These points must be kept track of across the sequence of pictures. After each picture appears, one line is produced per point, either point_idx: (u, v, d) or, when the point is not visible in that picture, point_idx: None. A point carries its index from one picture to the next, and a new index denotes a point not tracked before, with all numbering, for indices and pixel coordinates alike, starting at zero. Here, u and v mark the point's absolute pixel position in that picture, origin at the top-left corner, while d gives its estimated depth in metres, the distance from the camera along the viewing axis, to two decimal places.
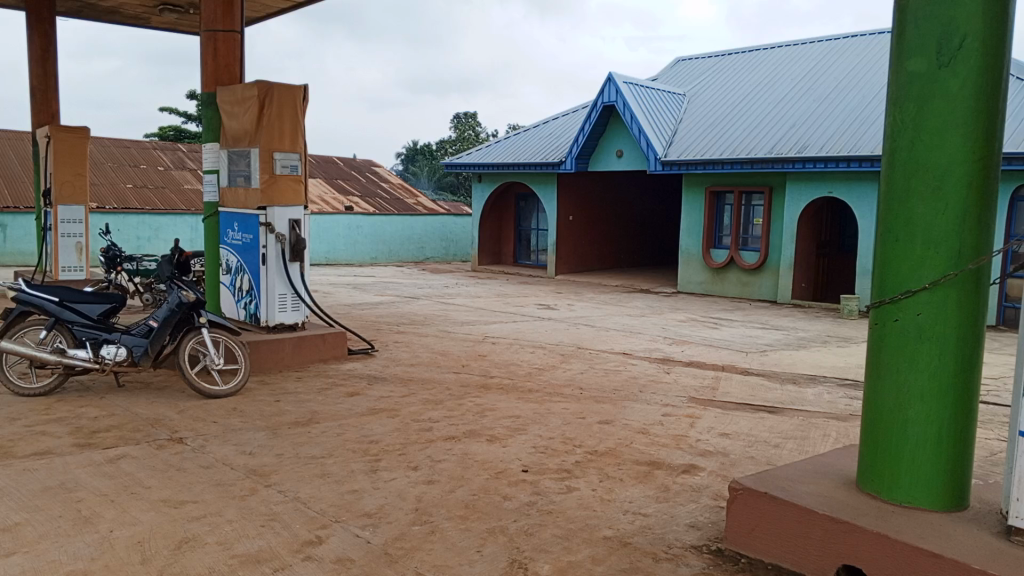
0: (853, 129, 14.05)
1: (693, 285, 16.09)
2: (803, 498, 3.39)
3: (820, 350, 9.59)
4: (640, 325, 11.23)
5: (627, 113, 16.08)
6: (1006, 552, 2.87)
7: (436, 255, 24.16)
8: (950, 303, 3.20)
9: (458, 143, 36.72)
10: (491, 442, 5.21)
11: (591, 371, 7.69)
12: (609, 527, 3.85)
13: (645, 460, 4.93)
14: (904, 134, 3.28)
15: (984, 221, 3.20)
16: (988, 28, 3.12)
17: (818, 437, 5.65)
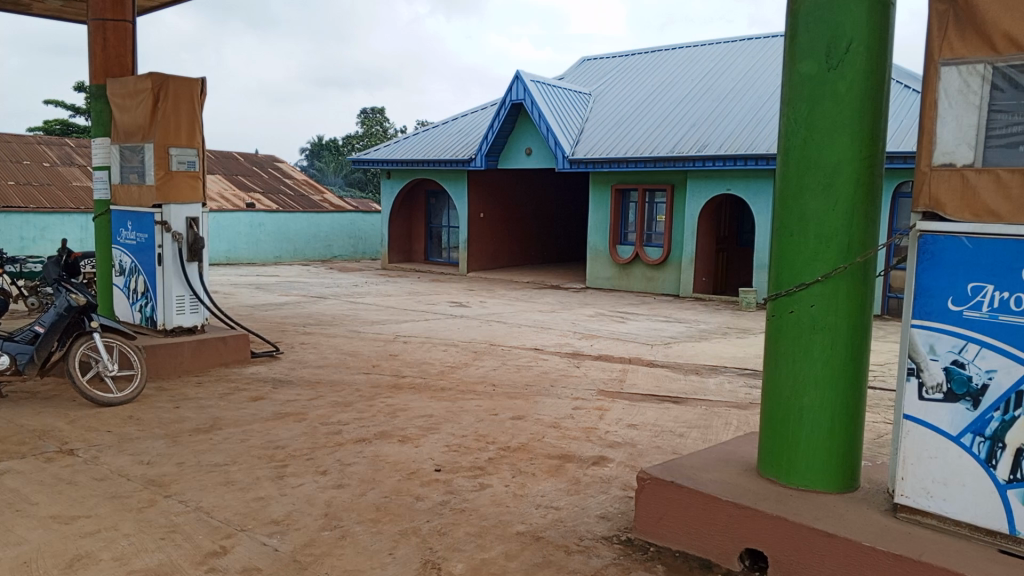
0: (749, 129, 14.62)
1: (601, 281, 16.41)
2: (707, 486, 3.51)
3: (722, 342, 9.95)
4: (550, 320, 11.35)
5: (534, 111, 16.21)
6: (892, 529, 3.05)
7: (344, 253, 23.78)
8: (841, 295, 3.36)
9: (366, 139, 36.23)
10: (402, 442, 5.16)
11: (503, 367, 7.72)
12: (523, 522, 3.88)
13: (556, 454, 4.98)
14: (798, 132, 3.43)
15: (871, 217, 3.38)
16: (873, 31, 3.29)
17: (721, 425, 5.85)
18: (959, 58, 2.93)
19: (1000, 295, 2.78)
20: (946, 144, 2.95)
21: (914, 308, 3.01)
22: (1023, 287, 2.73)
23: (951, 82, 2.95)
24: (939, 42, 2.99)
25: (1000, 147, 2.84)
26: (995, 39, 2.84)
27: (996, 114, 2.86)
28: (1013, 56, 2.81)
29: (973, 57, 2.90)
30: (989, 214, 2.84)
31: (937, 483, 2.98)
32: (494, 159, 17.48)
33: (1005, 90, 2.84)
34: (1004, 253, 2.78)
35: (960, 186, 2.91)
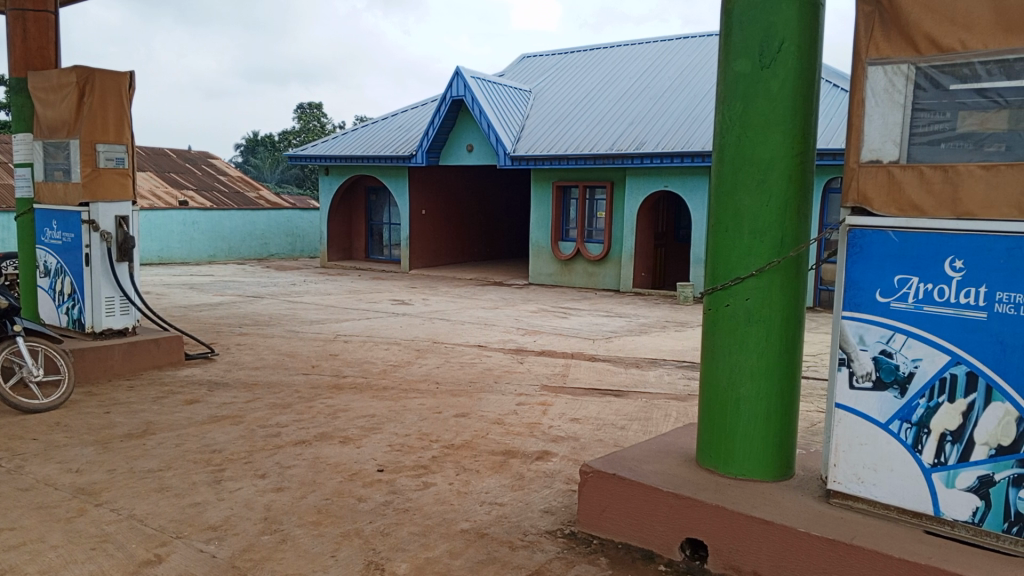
0: (686, 126, 14.89)
1: (543, 277, 16.50)
2: (649, 478, 3.55)
3: (661, 335, 10.11)
4: (493, 317, 11.35)
5: (475, 108, 16.17)
6: (826, 514, 3.15)
7: (281, 251, 23.34)
8: (775, 289, 3.45)
9: (303, 134, 35.69)
10: (344, 443, 5.09)
11: (446, 365, 7.68)
12: (467, 519, 3.86)
13: (500, 450, 4.98)
14: (732, 131, 3.51)
15: (802, 213, 3.47)
16: (803, 31, 3.38)
17: (661, 417, 5.95)
18: (885, 58, 3.03)
19: (924, 287, 2.89)
20: (873, 141, 3.05)
21: (844, 300, 3.11)
22: (945, 278, 2.85)
23: (878, 81, 3.05)
24: (865, 43, 3.09)
25: (924, 144, 2.95)
26: (917, 40, 2.95)
27: (919, 112, 2.97)
28: (935, 56, 2.92)
29: (897, 57, 3.00)
30: (913, 209, 2.94)
31: (867, 469, 3.09)
32: (435, 156, 17.38)
33: (927, 89, 2.95)
34: (929, 245, 2.89)
35: (887, 182, 3.01)
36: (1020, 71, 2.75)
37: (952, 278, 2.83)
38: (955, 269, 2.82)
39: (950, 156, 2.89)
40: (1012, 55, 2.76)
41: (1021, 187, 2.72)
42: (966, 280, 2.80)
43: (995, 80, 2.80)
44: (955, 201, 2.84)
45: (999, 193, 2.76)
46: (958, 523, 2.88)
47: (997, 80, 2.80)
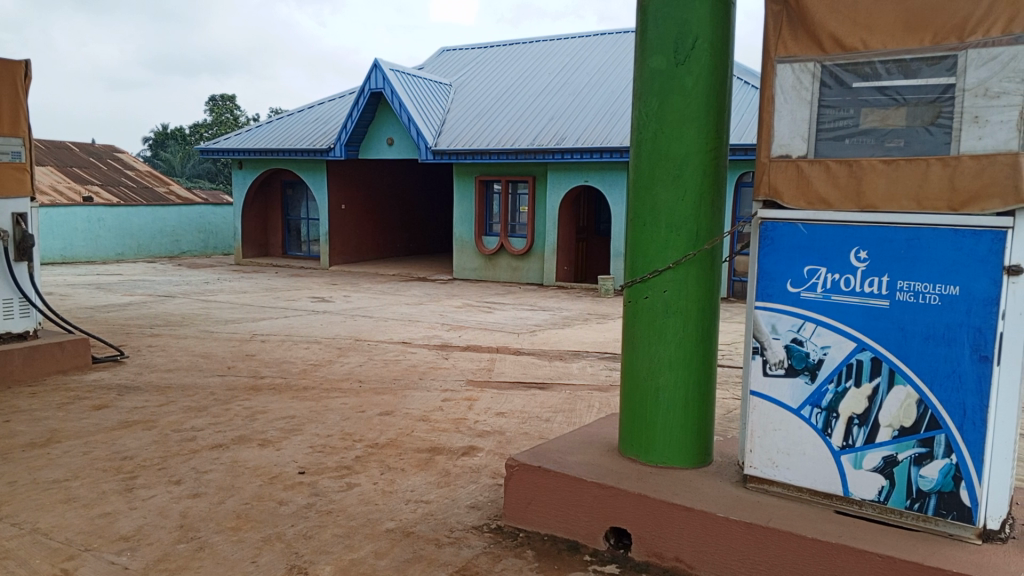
0: (605, 121, 15.10)
1: (467, 272, 16.47)
2: (573, 469, 3.59)
3: (584, 328, 10.25)
4: (416, 312, 11.26)
5: (395, 101, 15.98)
6: (743, 499, 3.24)
7: (194, 249, 22.56)
8: (691, 281, 3.53)
9: (216, 127, 34.58)
10: (263, 446, 4.95)
11: (369, 363, 7.57)
12: (392, 518, 3.82)
13: (425, 448, 4.95)
14: (649, 126, 3.56)
15: (716, 207, 3.56)
16: (715, 30, 3.46)
17: (584, 408, 6.03)
18: (793, 56, 3.13)
19: (832, 277, 3.01)
20: (782, 137, 3.16)
21: (757, 290, 3.21)
22: (851, 269, 2.97)
23: (786, 79, 3.15)
24: (774, 41, 3.18)
25: (830, 140, 3.07)
26: (822, 39, 3.06)
27: (825, 109, 3.08)
28: (839, 55, 3.03)
29: (804, 55, 3.11)
30: (821, 202, 3.06)
31: (781, 453, 3.20)
32: (355, 149, 17.10)
33: (833, 87, 3.06)
34: (836, 237, 3.01)
35: (795, 176, 3.13)
36: (917, 71, 2.89)
37: (857, 268, 2.96)
38: (860, 259, 2.95)
39: (854, 151, 3.01)
40: (909, 55, 2.89)
41: (918, 181, 2.86)
42: (870, 270, 2.93)
43: (894, 78, 2.93)
44: (858, 194, 2.98)
45: (899, 187, 2.90)
46: (866, 502, 3.02)
47: (896, 78, 2.93)
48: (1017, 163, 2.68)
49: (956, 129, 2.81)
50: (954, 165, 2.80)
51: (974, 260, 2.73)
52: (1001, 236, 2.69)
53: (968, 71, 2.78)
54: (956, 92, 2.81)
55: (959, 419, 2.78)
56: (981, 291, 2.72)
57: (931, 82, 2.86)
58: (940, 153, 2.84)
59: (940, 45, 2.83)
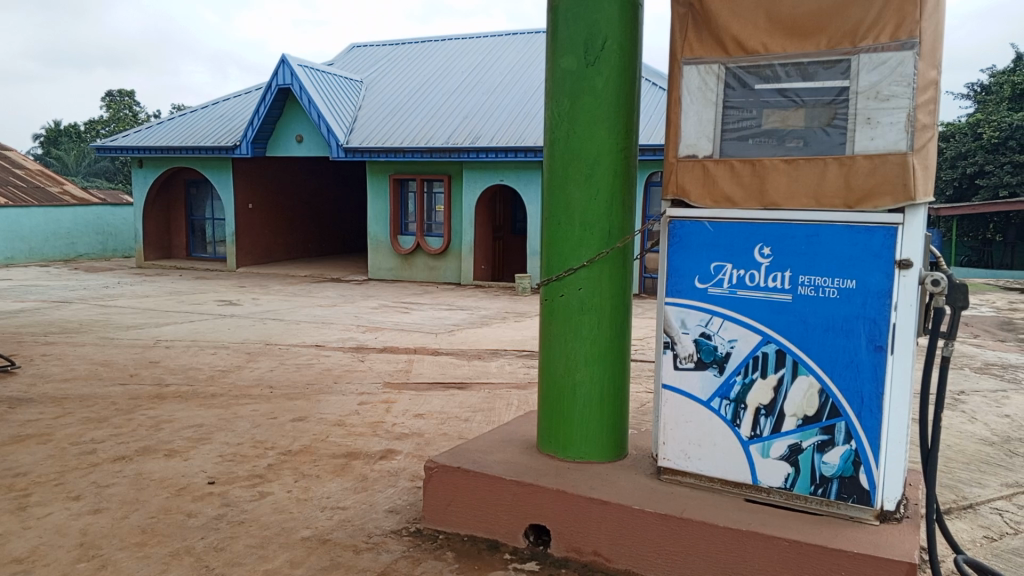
0: (518, 121, 15.18)
1: (383, 272, 16.27)
2: (492, 467, 3.59)
3: (500, 326, 10.29)
4: (330, 314, 11.05)
5: (304, 97, 15.61)
6: (658, 490, 3.31)
7: (91, 252, 21.47)
8: (605, 278, 3.58)
9: (113, 123, 33.10)
10: (169, 457, 4.75)
11: (281, 367, 7.37)
12: (307, 527, 3.73)
13: (341, 453, 4.85)
14: (561, 126, 3.60)
15: (627, 205, 3.62)
16: (623, 31, 3.51)
17: (503, 406, 6.05)
18: (698, 58, 3.22)
19: (737, 272, 3.11)
20: (689, 137, 3.25)
21: (667, 287, 3.28)
22: (755, 264, 3.07)
23: (693, 80, 3.23)
24: (681, 43, 3.26)
25: (734, 140, 3.17)
26: (725, 41, 3.16)
27: (729, 109, 3.18)
28: (741, 57, 3.13)
29: (709, 57, 3.20)
30: (726, 201, 3.16)
31: (692, 445, 3.29)
32: (262, 147, 16.63)
33: (736, 88, 3.16)
34: (740, 234, 3.10)
35: (702, 175, 3.22)
36: (814, 74, 3.01)
37: (760, 264, 3.06)
38: (764, 255, 3.06)
39: (757, 151, 3.12)
40: (807, 58, 3.02)
41: (817, 180, 2.99)
42: (773, 266, 3.04)
43: (793, 81, 3.05)
44: (761, 192, 3.09)
45: (798, 185, 3.02)
46: (773, 489, 3.13)
47: (795, 81, 3.05)
48: (906, 163, 2.83)
49: (850, 129, 2.95)
50: (849, 164, 2.94)
51: (869, 254, 2.88)
52: (892, 231, 2.84)
53: (861, 74, 2.92)
54: (850, 95, 2.95)
55: (857, 407, 2.93)
56: (875, 284, 2.87)
57: (827, 84, 2.99)
58: (836, 152, 2.98)
59: (835, 49, 2.96)
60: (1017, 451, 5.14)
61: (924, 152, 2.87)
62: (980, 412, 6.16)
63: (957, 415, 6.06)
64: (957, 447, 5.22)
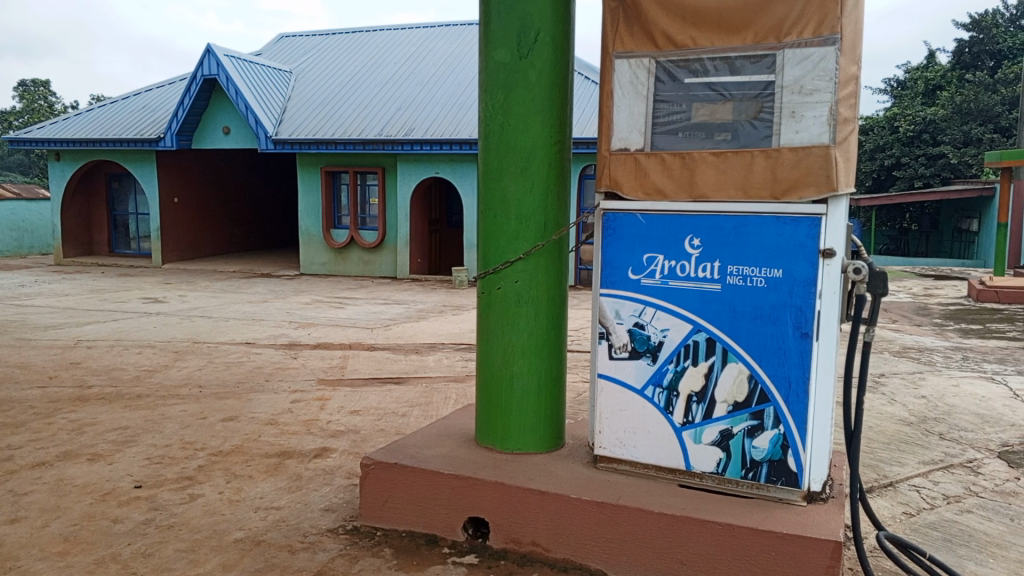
0: (453, 113, 15.11)
1: (316, 267, 15.99)
2: (430, 462, 3.57)
3: (437, 319, 10.24)
4: (261, 311, 10.78)
5: (230, 87, 15.19)
6: (595, 478, 3.36)
7: (5, 249, 20.45)
8: (541, 270, 3.60)
9: (26, 114, 31.59)
10: (92, 461, 4.56)
11: (210, 366, 7.18)
12: (240, 528, 3.64)
13: (275, 452, 4.75)
14: (495, 118, 3.58)
15: (562, 198, 3.65)
16: (555, 24, 3.53)
17: (440, 400, 6.02)
18: (629, 52, 3.25)
19: (669, 263, 3.16)
20: (621, 131, 3.29)
21: (601, 278, 3.31)
22: (685, 255, 3.13)
23: (624, 74, 3.26)
24: (612, 38, 3.29)
25: (664, 133, 3.22)
26: (655, 36, 3.20)
27: (660, 104, 3.23)
28: (671, 52, 3.18)
29: (639, 51, 3.23)
30: (657, 192, 3.21)
31: (627, 433, 3.34)
32: (187, 139, 16.09)
33: (666, 82, 3.21)
34: (671, 225, 3.15)
35: (634, 168, 3.26)
36: (741, 68, 3.08)
37: (691, 254, 3.12)
38: (693, 246, 3.12)
39: (686, 144, 3.18)
40: (734, 53, 3.08)
41: (744, 172, 3.06)
42: (702, 257, 3.10)
43: (721, 74, 3.11)
44: (691, 184, 3.14)
45: (726, 177, 3.09)
46: (706, 474, 3.20)
47: (722, 74, 3.11)
48: (829, 155, 2.92)
49: (775, 123, 3.03)
50: (775, 157, 3.01)
51: (795, 244, 2.96)
52: (816, 222, 2.93)
53: (785, 69, 3.00)
54: (775, 89, 3.03)
55: (784, 392, 3.02)
56: (801, 273, 2.95)
57: (753, 78, 3.06)
58: (763, 145, 3.05)
59: (760, 44, 3.03)
60: (933, 431, 5.39)
61: (845, 146, 2.97)
62: (899, 394, 6.44)
63: (878, 397, 6.31)
64: (878, 428, 5.44)
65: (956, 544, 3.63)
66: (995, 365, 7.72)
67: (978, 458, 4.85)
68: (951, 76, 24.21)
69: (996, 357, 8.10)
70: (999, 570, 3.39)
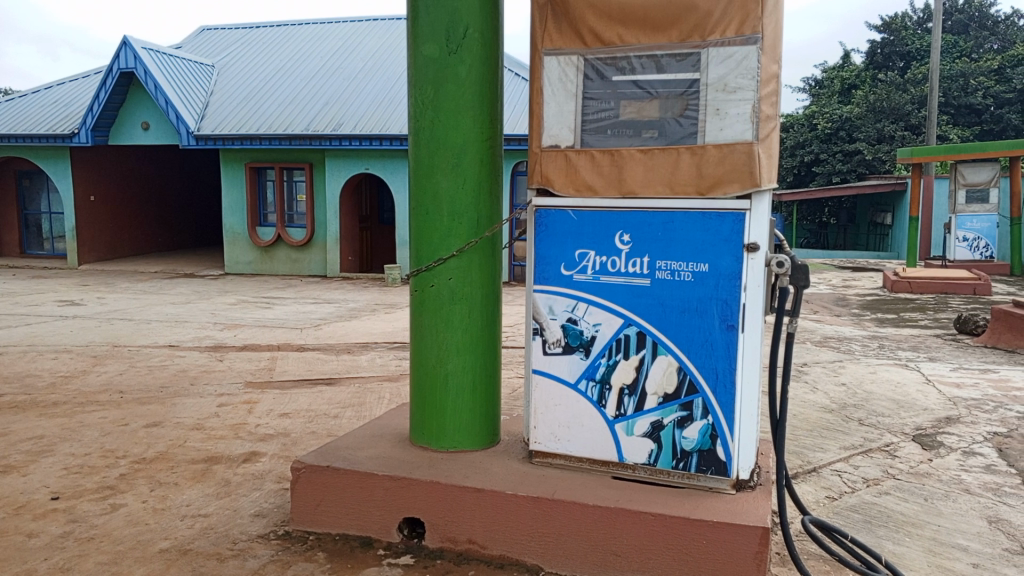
0: (382, 108, 14.94)
1: (241, 266, 15.59)
2: (363, 464, 3.52)
3: (368, 318, 10.12)
4: (184, 312, 10.46)
5: (149, 81, 14.64)
6: (531, 474, 3.37)
7: None
8: (474, 268, 3.59)
9: None
10: (4, 473, 4.33)
11: (131, 371, 6.91)
12: (165, 537, 3.51)
13: (201, 458, 4.61)
14: (426, 114, 3.55)
15: (494, 194, 3.64)
16: (484, 19, 3.52)
17: (374, 400, 5.95)
18: (558, 49, 3.27)
19: (600, 259, 3.20)
20: (551, 128, 3.30)
21: (535, 274, 3.32)
22: (616, 251, 3.17)
23: (553, 71, 3.28)
24: (541, 34, 3.30)
25: (594, 131, 3.25)
26: (583, 33, 3.23)
27: (588, 101, 3.25)
28: (598, 49, 3.21)
29: (568, 48, 3.25)
30: (587, 189, 3.24)
31: (561, 427, 3.36)
32: (103, 135, 15.45)
33: (594, 80, 3.24)
34: (602, 221, 3.19)
35: (565, 165, 3.28)
36: (666, 66, 3.13)
37: (622, 250, 3.16)
38: (623, 242, 3.16)
39: (615, 142, 3.22)
40: (660, 51, 3.13)
41: (670, 169, 3.12)
42: (632, 252, 3.15)
43: (647, 73, 3.16)
44: (620, 181, 3.18)
45: (654, 174, 3.14)
46: (638, 465, 3.25)
47: (649, 72, 3.16)
48: (752, 152, 3.00)
49: (701, 120, 3.09)
50: (700, 154, 3.08)
51: (720, 239, 3.03)
52: (741, 217, 3.01)
53: (710, 68, 3.06)
54: (700, 86, 3.09)
55: (712, 382, 3.09)
56: (727, 267, 3.03)
57: (678, 76, 3.12)
58: (688, 142, 3.12)
59: (685, 42, 3.09)
60: (852, 417, 5.61)
61: (768, 142, 3.05)
62: (821, 381, 6.69)
63: (801, 385, 6.54)
64: (802, 415, 5.64)
65: (875, 525, 3.79)
66: (909, 352, 8.08)
67: (894, 441, 5.08)
68: (865, 75, 25.27)
69: (909, 344, 8.49)
70: (915, 548, 3.55)
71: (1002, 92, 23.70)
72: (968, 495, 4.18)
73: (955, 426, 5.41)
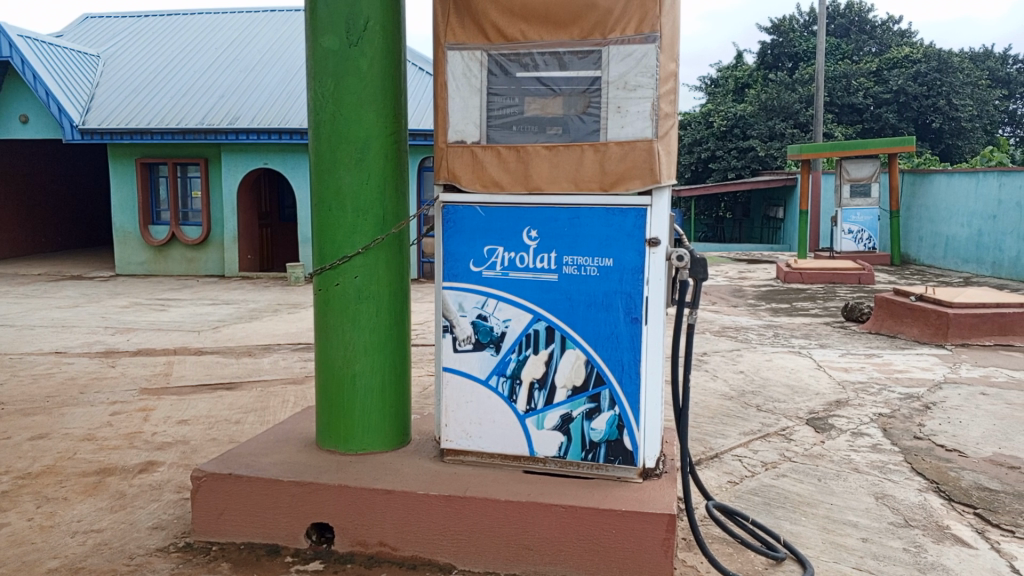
0: (281, 101, 14.50)
1: (133, 267, 14.85)
2: (268, 470, 3.41)
3: (269, 319, 9.81)
4: (71, 316, 9.86)
5: (26, 71, 13.74)
6: (442, 472, 3.34)
7: None
8: (380, 265, 3.53)
9: None
10: None
11: (13, 380, 6.45)
12: (54, 556, 3.31)
13: (93, 470, 4.36)
14: (326, 108, 3.46)
15: (399, 191, 3.59)
16: (385, 13, 3.46)
17: (278, 404, 5.78)
18: (461, 44, 3.25)
19: (508, 255, 3.21)
20: (457, 124, 3.28)
21: (443, 271, 3.30)
22: (523, 246, 3.19)
23: (456, 66, 3.26)
24: (443, 28, 3.27)
25: (499, 127, 3.25)
26: (486, 28, 3.22)
27: (493, 96, 3.25)
28: (502, 45, 3.21)
29: (471, 43, 3.24)
30: (494, 185, 3.23)
31: (472, 424, 3.36)
32: None
33: (498, 75, 3.23)
34: (509, 217, 3.20)
35: (471, 161, 3.26)
36: (569, 63, 3.16)
37: (529, 245, 3.18)
38: (531, 238, 3.18)
39: (520, 138, 3.23)
40: (562, 48, 3.16)
41: (575, 165, 3.15)
42: (540, 248, 3.17)
43: (549, 69, 3.19)
44: (526, 178, 3.19)
45: (559, 170, 3.17)
46: (549, 459, 3.28)
47: (552, 69, 3.19)
48: (652, 149, 3.07)
49: (603, 118, 3.14)
50: (603, 150, 3.13)
51: (623, 234, 3.09)
52: (642, 212, 3.07)
53: (611, 65, 3.11)
54: (602, 84, 3.13)
55: (618, 373, 3.15)
56: (630, 262, 3.09)
57: (581, 74, 3.16)
58: (592, 139, 3.16)
59: (587, 40, 3.13)
60: (750, 404, 5.84)
61: (666, 139, 3.13)
62: (720, 370, 6.95)
63: (702, 374, 6.78)
64: (704, 403, 5.84)
65: (773, 507, 3.96)
66: (801, 340, 8.47)
67: (790, 426, 5.32)
68: (757, 75, 26.39)
69: (802, 332, 8.91)
70: (811, 527, 3.73)
71: (881, 93, 25.23)
72: (858, 473, 4.43)
73: (844, 408, 5.73)
